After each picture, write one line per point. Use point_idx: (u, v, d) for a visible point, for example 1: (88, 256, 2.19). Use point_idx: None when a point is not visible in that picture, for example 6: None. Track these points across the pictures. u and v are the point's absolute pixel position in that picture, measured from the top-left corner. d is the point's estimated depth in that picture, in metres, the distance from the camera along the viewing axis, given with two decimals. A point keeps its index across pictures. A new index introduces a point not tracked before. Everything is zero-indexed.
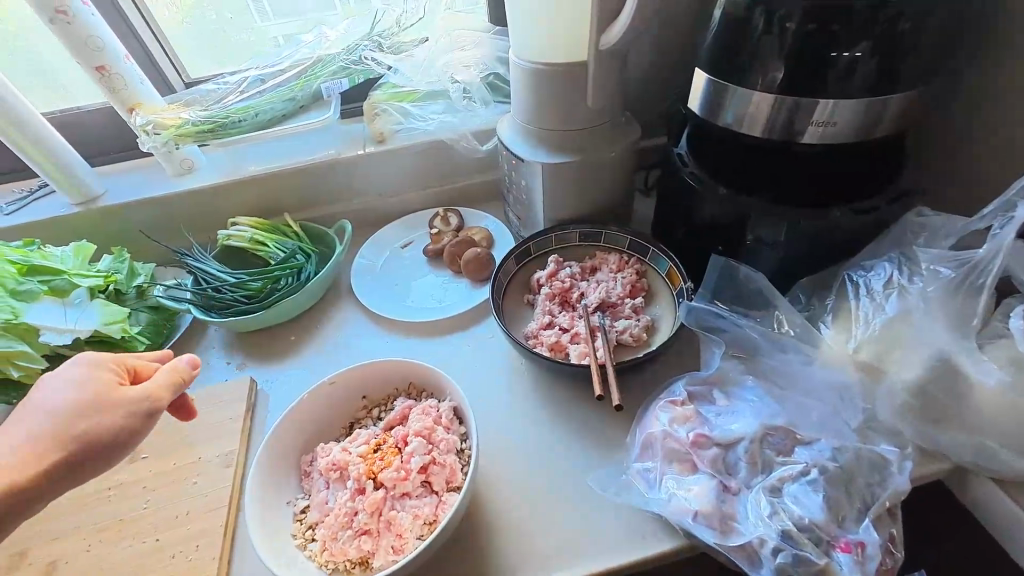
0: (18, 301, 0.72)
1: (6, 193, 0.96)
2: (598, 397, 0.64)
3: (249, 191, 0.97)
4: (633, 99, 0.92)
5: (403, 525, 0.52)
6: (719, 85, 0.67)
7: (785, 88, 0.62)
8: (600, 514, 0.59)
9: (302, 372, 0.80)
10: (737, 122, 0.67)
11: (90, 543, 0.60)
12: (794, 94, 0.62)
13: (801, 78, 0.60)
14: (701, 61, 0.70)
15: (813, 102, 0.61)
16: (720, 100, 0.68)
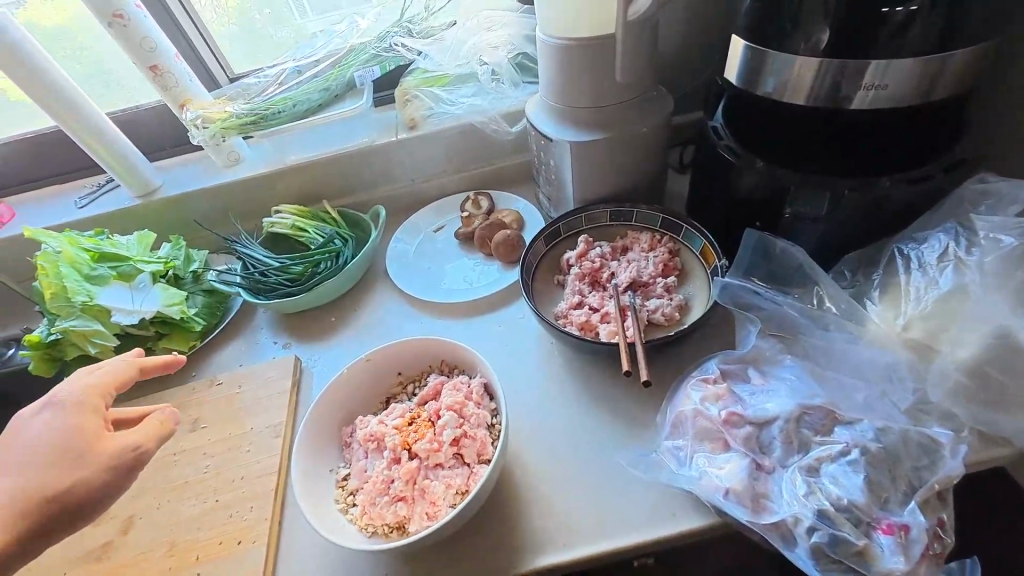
0: (92, 285, 0.79)
1: (79, 189, 1.05)
2: (627, 372, 0.64)
3: (291, 180, 1.02)
4: (667, 73, 0.89)
5: (436, 493, 0.55)
6: (757, 52, 0.63)
7: (831, 51, 0.58)
8: (630, 490, 0.59)
9: (342, 351, 0.85)
10: (779, 89, 0.64)
11: (159, 502, 0.66)
12: (840, 57, 0.57)
13: (849, 37, 0.56)
14: (738, 28, 0.66)
15: (863, 64, 0.57)
16: (760, 67, 0.64)
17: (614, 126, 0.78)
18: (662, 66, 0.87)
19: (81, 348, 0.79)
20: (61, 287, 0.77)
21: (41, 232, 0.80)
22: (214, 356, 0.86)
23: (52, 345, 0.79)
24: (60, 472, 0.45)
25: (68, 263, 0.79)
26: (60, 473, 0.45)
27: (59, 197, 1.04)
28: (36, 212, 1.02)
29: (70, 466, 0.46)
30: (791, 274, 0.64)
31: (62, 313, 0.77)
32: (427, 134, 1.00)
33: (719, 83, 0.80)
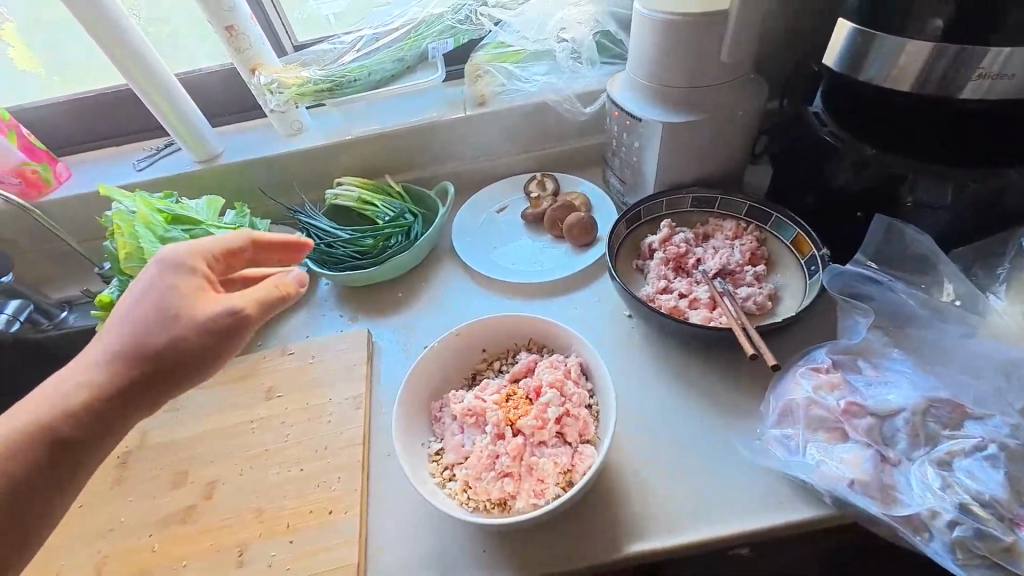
0: (166, 247, 0.77)
1: (138, 151, 1.03)
2: (752, 356, 0.60)
3: (355, 152, 1.00)
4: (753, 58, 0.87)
5: (545, 471, 0.54)
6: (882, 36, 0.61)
7: (948, 36, 0.55)
8: (732, 477, 0.58)
9: (412, 326, 0.83)
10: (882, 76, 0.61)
11: (242, 469, 0.65)
12: (958, 43, 0.55)
13: (969, 21, 0.54)
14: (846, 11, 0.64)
15: (981, 51, 0.54)
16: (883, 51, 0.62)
17: (707, 108, 0.76)
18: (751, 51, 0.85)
19: None
20: (137, 248, 0.75)
21: (115, 191, 0.78)
22: (281, 326, 0.85)
23: None
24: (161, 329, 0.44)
25: (144, 224, 0.77)
26: (164, 332, 0.44)
27: (119, 159, 1.03)
28: (95, 172, 1.00)
29: (171, 326, 0.44)
30: (911, 262, 0.63)
31: (136, 275, 0.75)
32: (497, 111, 0.98)
33: (818, 70, 0.78)
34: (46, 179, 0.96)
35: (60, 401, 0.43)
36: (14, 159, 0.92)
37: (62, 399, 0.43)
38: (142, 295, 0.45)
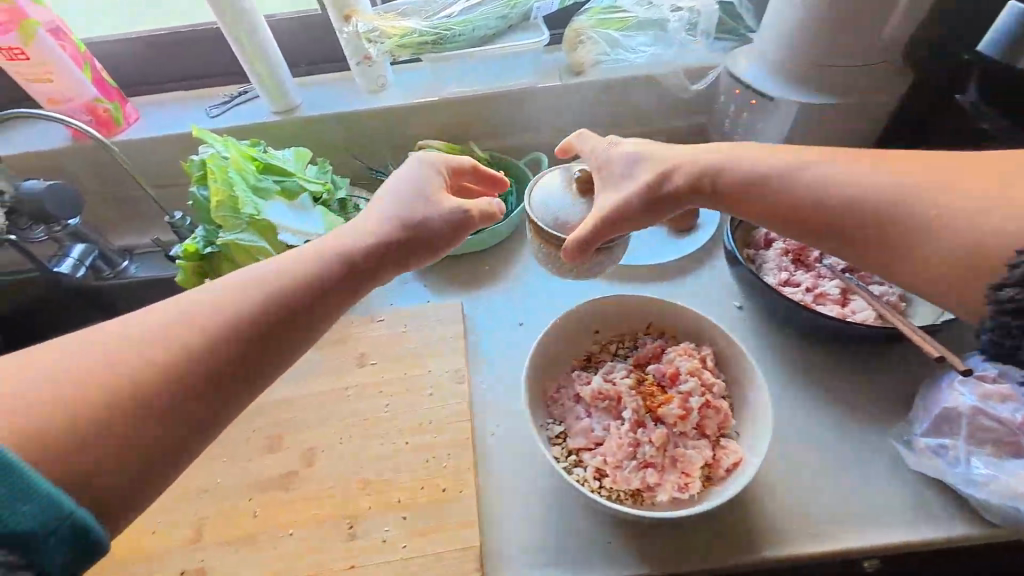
0: (258, 198, 0.73)
1: (211, 97, 0.98)
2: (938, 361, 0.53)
3: (441, 114, 0.94)
4: None
5: (692, 465, 0.51)
6: None
7: None
8: (880, 484, 0.53)
9: (502, 298, 0.76)
10: None
11: (342, 437, 0.61)
12: None
13: None
14: None
15: None
16: None
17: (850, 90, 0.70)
18: None
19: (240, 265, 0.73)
20: (230, 196, 0.71)
21: (208, 134, 0.74)
22: None
23: (207, 258, 0.74)
24: (417, 210, 0.52)
25: (236, 170, 0.73)
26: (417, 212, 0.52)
27: (190, 103, 0.97)
28: (166, 116, 0.94)
29: (424, 211, 0.52)
30: None
31: (227, 225, 0.71)
32: (598, 81, 0.92)
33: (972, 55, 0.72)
34: (117, 118, 0.90)
35: (319, 261, 0.47)
36: (88, 94, 0.86)
37: (324, 258, 0.47)
38: (398, 189, 0.54)
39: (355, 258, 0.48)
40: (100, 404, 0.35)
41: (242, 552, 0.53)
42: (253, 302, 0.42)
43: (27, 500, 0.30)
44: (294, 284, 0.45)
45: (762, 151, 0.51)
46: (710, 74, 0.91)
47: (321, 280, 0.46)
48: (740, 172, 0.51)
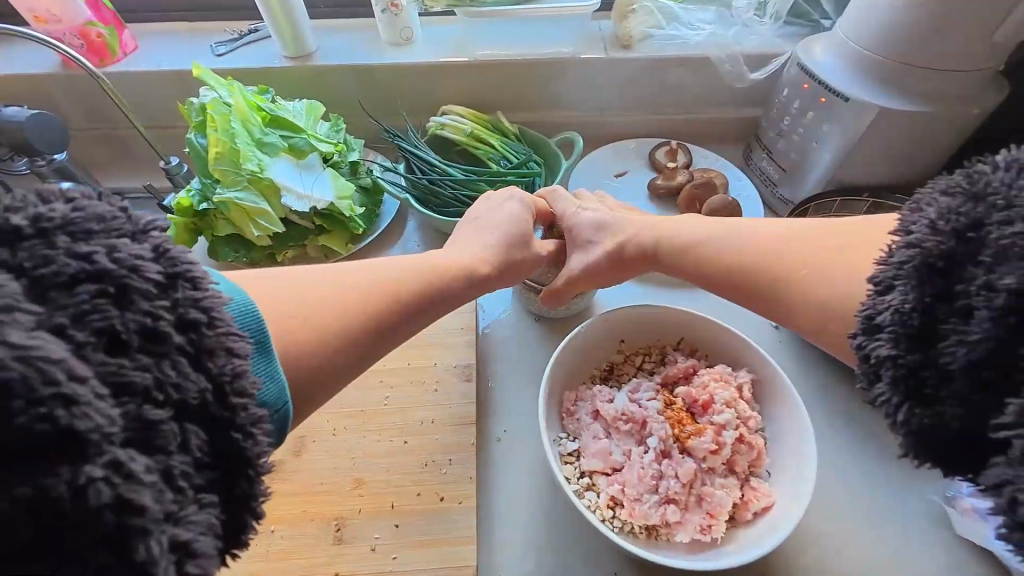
0: (263, 154, 0.66)
1: (218, 33, 0.89)
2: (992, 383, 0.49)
3: (469, 77, 0.85)
4: None
5: (720, 506, 0.46)
6: None
7: None
8: (915, 541, 0.49)
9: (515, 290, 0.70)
10: None
11: (336, 428, 0.56)
12: None
13: None
14: None
15: None
16: None
17: (932, 101, 0.63)
18: None
19: (237, 226, 0.67)
20: (231, 148, 0.64)
21: (209, 74, 0.66)
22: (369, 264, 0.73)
23: (202, 215, 0.67)
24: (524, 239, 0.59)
25: (240, 119, 0.65)
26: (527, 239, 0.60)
27: (195, 37, 0.88)
28: (166, 48, 0.85)
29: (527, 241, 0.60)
30: None
31: (226, 180, 0.65)
32: (647, 58, 0.83)
33: None
34: (113, 46, 0.81)
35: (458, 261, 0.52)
36: (80, 15, 0.77)
37: (463, 259, 0.53)
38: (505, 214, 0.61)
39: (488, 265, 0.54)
40: (296, 347, 0.37)
41: None
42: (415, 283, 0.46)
43: (272, 379, 0.34)
44: (444, 274, 0.49)
45: (784, 232, 0.47)
46: (772, 63, 0.82)
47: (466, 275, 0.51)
48: (676, 243, 0.54)
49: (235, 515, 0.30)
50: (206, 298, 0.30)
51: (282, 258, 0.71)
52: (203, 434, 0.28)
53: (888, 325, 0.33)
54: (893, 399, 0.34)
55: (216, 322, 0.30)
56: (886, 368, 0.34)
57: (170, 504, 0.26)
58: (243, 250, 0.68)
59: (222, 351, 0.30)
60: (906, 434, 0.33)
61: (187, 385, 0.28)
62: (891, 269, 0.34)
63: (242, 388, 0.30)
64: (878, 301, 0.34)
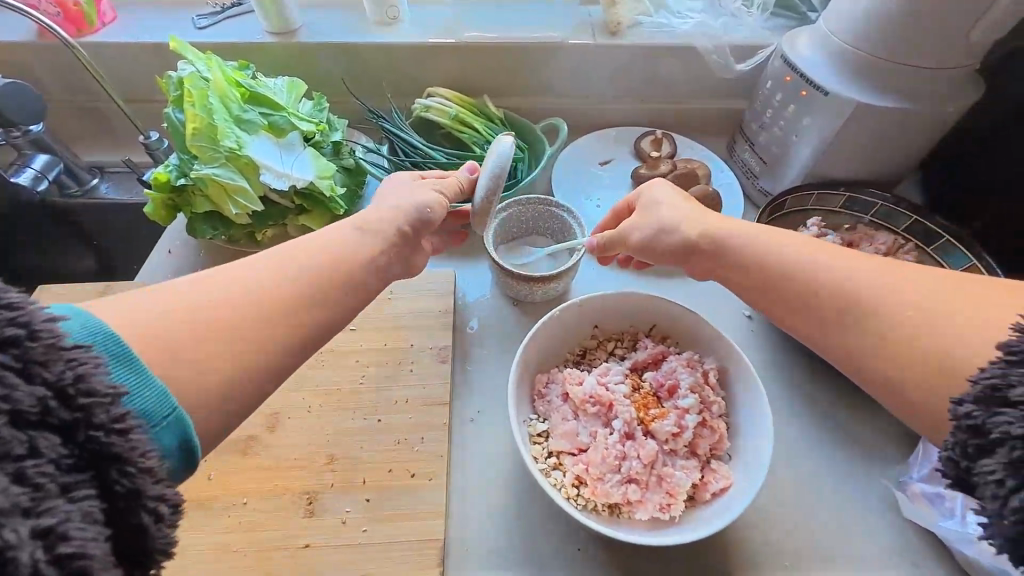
0: (242, 131, 0.65)
1: (200, 6, 0.87)
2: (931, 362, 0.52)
3: (456, 59, 0.84)
4: None
5: (678, 486, 0.47)
6: None
7: None
8: (865, 523, 0.51)
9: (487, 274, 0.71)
10: None
11: (312, 406, 0.57)
12: None
13: None
14: None
15: None
16: None
17: (911, 98, 0.64)
18: None
19: (215, 203, 0.67)
20: (208, 124, 0.63)
21: (188, 48, 0.65)
22: None
23: (179, 191, 0.67)
24: (429, 212, 0.55)
25: (218, 95, 0.65)
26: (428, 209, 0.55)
27: (176, 10, 0.86)
28: (146, 20, 0.84)
29: (434, 213, 0.55)
30: None
31: (203, 157, 0.64)
32: (634, 46, 0.83)
33: None
34: (90, 16, 0.80)
35: (356, 246, 0.48)
36: None
37: (361, 244, 0.48)
38: (406, 192, 0.56)
39: (386, 246, 0.50)
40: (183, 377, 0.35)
41: (191, 514, 0.50)
42: (304, 277, 0.43)
43: (146, 387, 0.32)
44: (339, 268, 0.45)
45: (768, 236, 0.48)
46: (758, 55, 0.82)
47: (364, 259, 0.47)
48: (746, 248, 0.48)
49: (117, 514, 0.29)
50: (41, 331, 0.28)
51: (262, 237, 0.71)
52: (58, 445, 0.27)
53: (1002, 435, 0.30)
54: (1000, 507, 0.30)
55: (42, 344, 0.28)
56: (999, 477, 0.30)
57: (23, 500, 0.25)
58: (221, 228, 0.68)
59: (56, 360, 0.28)
60: (1015, 544, 0.30)
61: (18, 397, 0.27)
62: (1002, 370, 0.31)
63: (91, 388, 0.29)
64: (988, 410, 0.31)
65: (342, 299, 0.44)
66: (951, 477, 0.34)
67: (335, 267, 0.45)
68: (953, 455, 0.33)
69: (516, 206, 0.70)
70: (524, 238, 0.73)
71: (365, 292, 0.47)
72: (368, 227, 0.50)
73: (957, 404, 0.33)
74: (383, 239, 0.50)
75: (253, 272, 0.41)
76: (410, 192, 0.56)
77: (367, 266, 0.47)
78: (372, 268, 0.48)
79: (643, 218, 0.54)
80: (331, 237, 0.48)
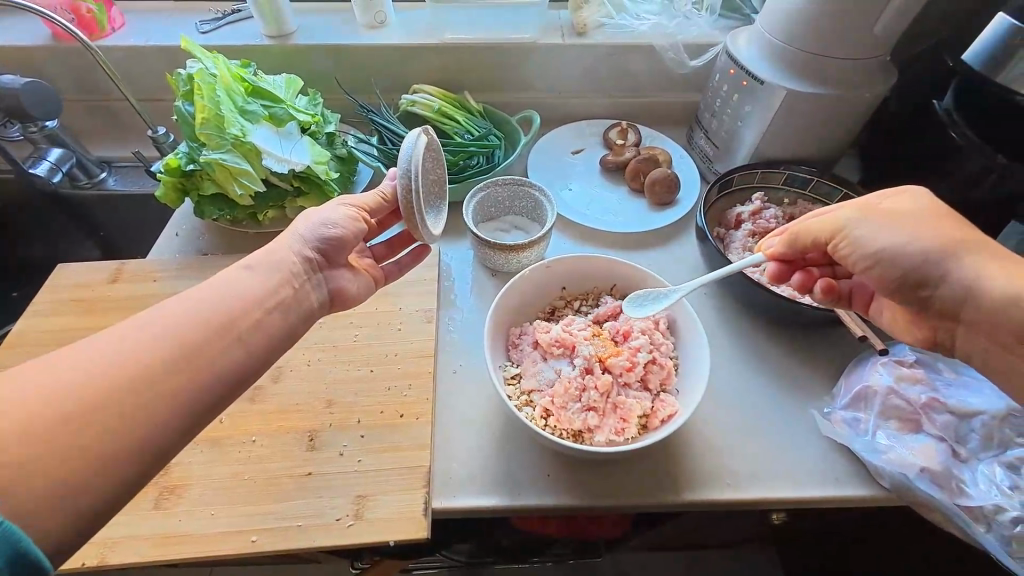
0: (245, 120, 0.73)
1: (203, 14, 0.95)
2: (859, 337, 0.61)
3: (438, 59, 0.93)
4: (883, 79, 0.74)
5: (630, 411, 0.55)
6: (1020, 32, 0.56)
7: None
8: (796, 447, 0.59)
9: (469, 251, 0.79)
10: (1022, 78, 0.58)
11: (311, 359, 0.64)
12: None
13: None
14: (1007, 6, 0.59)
15: None
16: (1009, 56, 0.58)
17: (834, 85, 0.73)
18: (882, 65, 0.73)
19: (221, 186, 0.74)
20: (215, 115, 0.71)
21: (197, 47, 0.73)
22: None
23: (188, 176, 0.74)
24: (335, 233, 0.57)
25: (224, 89, 0.72)
26: (346, 230, 0.58)
27: (181, 16, 0.94)
28: (154, 25, 0.91)
29: (342, 234, 0.58)
30: None
31: (210, 143, 0.71)
32: (598, 44, 0.92)
33: (953, 66, 0.73)
34: (101, 21, 0.87)
35: (257, 288, 0.50)
36: None
37: (257, 280, 0.50)
38: (315, 214, 0.58)
39: (287, 278, 0.52)
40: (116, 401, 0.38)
41: (206, 450, 0.57)
42: (203, 330, 0.44)
43: None
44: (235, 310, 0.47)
45: None
46: (709, 51, 0.91)
47: (262, 299, 0.49)
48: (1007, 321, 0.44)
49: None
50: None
51: (263, 217, 0.79)
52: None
53: None
54: None
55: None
56: None
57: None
58: (227, 208, 0.75)
59: None
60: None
61: None
62: None
63: None
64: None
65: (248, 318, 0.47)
66: None
67: (233, 318, 0.46)
68: None
69: (492, 187, 0.77)
70: (502, 216, 0.81)
71: (268, 332, 0.48)
72: (266, 259, 0.53)
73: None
74: (283, 270, 0.53)
75: (141, 329, 0.42)
76: (319, 215, 0.58)
77: (266, 307, 0.49)
78: (271, 306, 0.50)
79: (897, 237, 0.48)
80: (220, 280, 0.49)
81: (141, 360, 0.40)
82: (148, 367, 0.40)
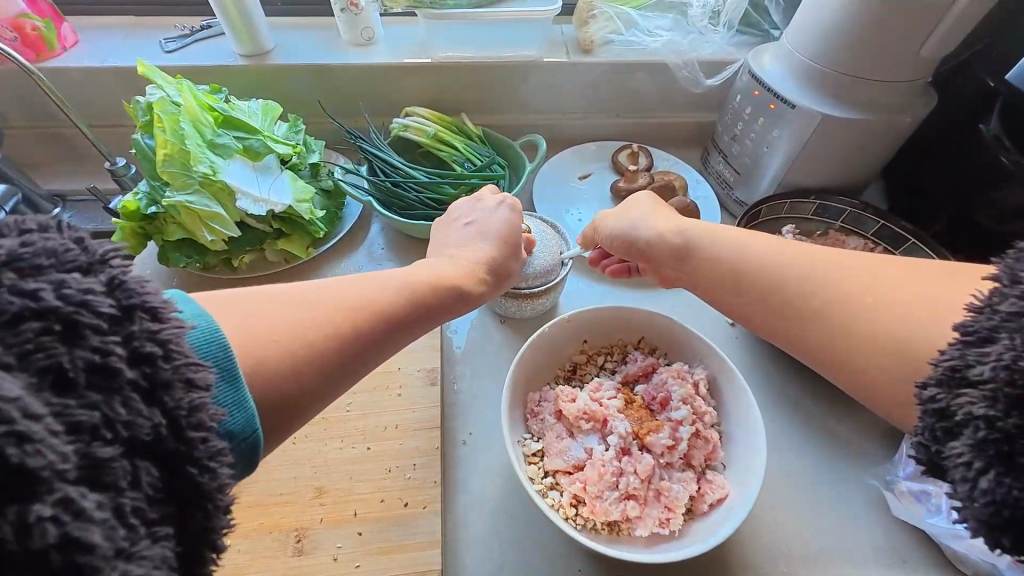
0: (215, 156, 0.64)
1: (168, 30, 0.85)
2: None
3: (432, 79, 0.85)
4: (922, 101, 0.68)
5: (676, 499, 0.48)
6: None
7: None
8: (855, 522, 0.52)
9: None
10: None
11: (297, 436, 0.55)
12: None
13: None
14: None
15: None
16: None
17: (870, 111, 0.67)
18: (920, 88, 0.68)
19: (189, 231, 0.65)
20: (180, 150, 0.62)
21: (156, 73, 0.63)
22: (330, 270, 0.72)
23: (150, 219, 0.65)
24: (506, 261, 0.54)
25: (190, 120, 0.63)
26: (479, 261, 0.52)
27: (144, 32, 0.84)
28: (110, 44, 0.81)
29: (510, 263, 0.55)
30: None
31: (174, 182, 0.62)
32: (605, 62, 0.84)
33: (995, 86, 0.68)
34: (49, 40, 0.77)
35: (391, 286, 0.43)
36: (13, 7, 0.73)
37: (444, 275, 0.48)
38: (481, 232, 0.54)
39: (467, 287, 0.49)
40: None
41: None
42: (346, 314, 0.39)
43: (239, 408, 0.31)
44: (433, 285, 0.46)
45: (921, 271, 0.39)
46: (725, 70, 0.85)
47: (449, 292, 0.47)
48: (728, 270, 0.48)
49: (194, 549, 0.28)
50: (165, 329, 0.28)
51: (238, 263, 0.69)
52: (156, 471, 0.26)
53: (967, 415, 0.30)
54: (970, 490, 0.29)
55: (175, 353, 0.27)
56: (966, 460, 0.30)
57: (121, 541, 0.24)
58: (195, 255, 0.66)
59: (181, 384, 0.27)
60: (992, 528, 0.29)
61: (138, 423, 0.25)
62: (960, 351, 0.31)
63: (198, 421, 0.28)
64: (1004, 324, 0.29)
65: (440, 304, 0.46)
66: (926, 464, 0.33)
67: (369, 307, 0.41)
68: (924, 440, 0.33)
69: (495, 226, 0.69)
70: None
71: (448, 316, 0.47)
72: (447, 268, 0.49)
73: (922, 389, 0.33)
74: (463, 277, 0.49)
75: (295, 298, 0.38)
76: (481, 231, 0.55)
77: (452, 295, 0.47)
78: (453, 303, 0.47)
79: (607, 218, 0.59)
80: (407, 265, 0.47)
81: (284, 341, 0.35)
82: (291, 352, 0.35)
